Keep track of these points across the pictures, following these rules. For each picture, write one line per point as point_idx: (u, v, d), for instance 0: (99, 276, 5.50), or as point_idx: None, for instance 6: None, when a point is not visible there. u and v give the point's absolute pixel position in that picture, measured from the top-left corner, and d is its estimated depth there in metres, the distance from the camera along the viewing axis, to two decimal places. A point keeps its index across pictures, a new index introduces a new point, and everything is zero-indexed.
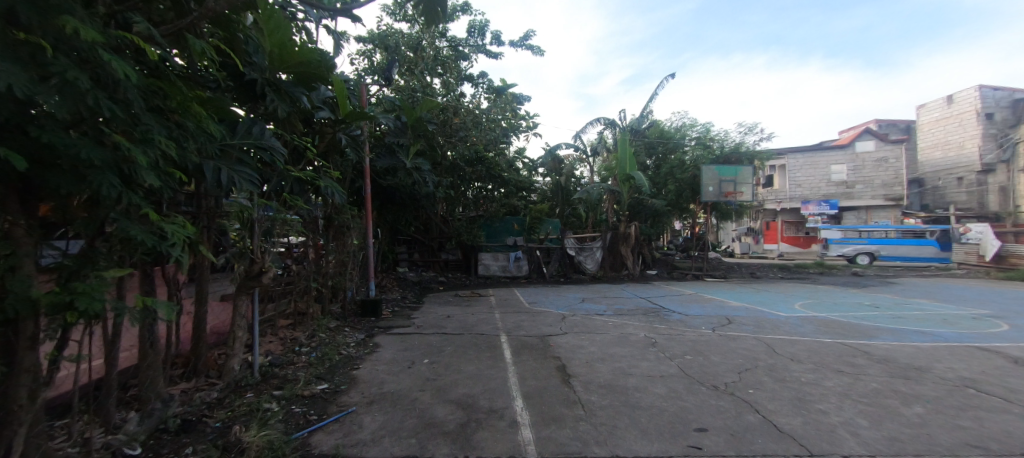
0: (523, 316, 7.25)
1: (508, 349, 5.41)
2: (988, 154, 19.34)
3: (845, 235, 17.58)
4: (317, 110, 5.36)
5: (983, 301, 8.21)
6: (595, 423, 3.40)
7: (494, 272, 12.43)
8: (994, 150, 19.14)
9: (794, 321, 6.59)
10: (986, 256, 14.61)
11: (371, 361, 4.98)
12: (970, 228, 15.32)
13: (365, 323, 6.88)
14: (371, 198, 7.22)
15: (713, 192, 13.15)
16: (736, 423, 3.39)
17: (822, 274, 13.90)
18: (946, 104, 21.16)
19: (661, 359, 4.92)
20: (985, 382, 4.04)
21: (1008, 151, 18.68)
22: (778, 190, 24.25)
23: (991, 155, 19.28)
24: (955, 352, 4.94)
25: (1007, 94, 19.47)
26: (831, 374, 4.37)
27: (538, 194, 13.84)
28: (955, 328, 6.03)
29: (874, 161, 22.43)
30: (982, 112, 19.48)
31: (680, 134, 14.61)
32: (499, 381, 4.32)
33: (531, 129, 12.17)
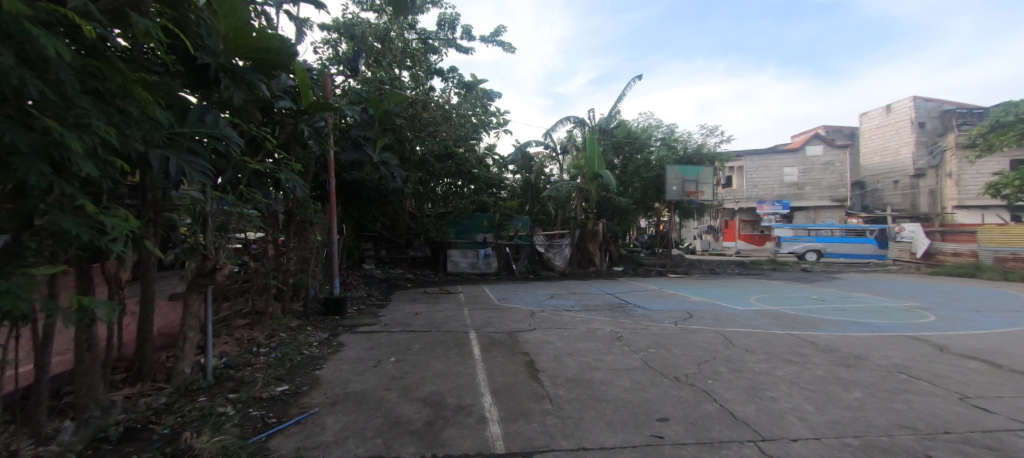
0: (491, 312, 7.25)
1: (477, 345, 5.39)
2: (918, 160, 21.24)
3: (796, 234, 18.78)
4: (277, 100, 5.11)
5: (913, 294, 8.98)
6: (562, 417, 3.45)
7: (463, 269, 12.31)
8: (925, 157, 20.98)
9: (749, 315, 6.96)
10: (917, 254, 15.77)
11: (335, 361, 4.82)
12: (904, 228, 16.52)
13: (328, 321, 6.63)
14: (335, 193, 6.97)
15: (676, 192, 13.65)
16: (695, 412, 3.54)
17: (775, 270, 14.74)
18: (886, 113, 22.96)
19: (626, 352, 5.06)
20: (914, 368, 4.42)
21: (937, 158, 20.53)
22: (737, 190, 25.50)
23: (922, 161, 21.12)
24: (890, 341, 5.38)
25: (936, 106, 21.35)
26: (782, 363, 4.64)
27: (508, 191, 13.86)
28: (890, 319, 6.56)
29: (822, 165, 23.94)
30: (916, 122, 21.30)
31: (646, 134, 15.01)
32: (467, 378, 4.30)
33: (501, 125, 12.11)
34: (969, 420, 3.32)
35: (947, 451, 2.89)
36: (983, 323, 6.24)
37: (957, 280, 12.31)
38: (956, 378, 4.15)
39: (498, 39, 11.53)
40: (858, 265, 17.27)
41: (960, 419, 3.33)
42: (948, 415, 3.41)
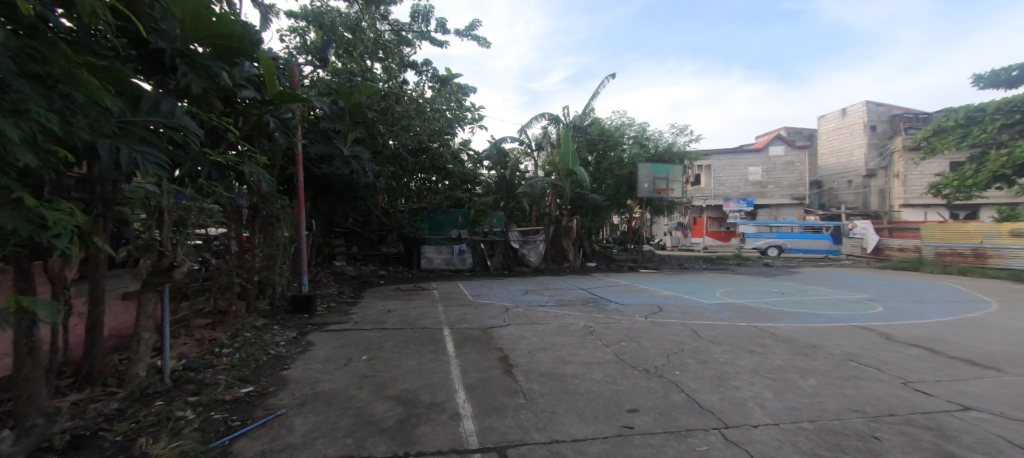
0: (465, 308, 7.22)
1: (451, 342, 5.35)
2: (869, 161, 22.57)
3: (759, 230, 19.68)
4: (240, 89, 4.86)
5: (862, 287, 9.62)
6: (535, 411, 3.48)
7: (437, 265, 12.19)
8: (876, 158, 22.41)
9: (715, 308, 7.24)
10: (868, 249, 16.73)
11: (303, 361, 4.67)
12: (857, 225, 17.54)
13: (296, 320, 6.41)
14: (303, 187, 6.72)
15: (647, 189, 13.99)
16: (664, 403, 3.65)
17: (739, 265, 15.38)
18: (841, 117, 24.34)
19: (598, 346, 5.15)
20: (864, 356, 4.73)
21: (886, 159, 21.96)
22: (705, 188, 26.39)
23: (873, 162, 22.54)
24: (842, 331, 5.73)
25: (886, 110, 22.74)
26: (744, 354, 4.86)
27: (483, 187, 13.87)
28: (843, 310, 6.99)
29: (783, 165, 25.12)
30: (868, 125, 22.68)
31: (619, 133, 15.30)
32: (441, 375, 4.26)
33: (476, 121, 12.05)
34: (910, 402, 3.59)
35: (891, 432, 3.11)
36: (924, 312, 6.75)
37: (902, 273, 13.24)
38: (900, 364, 4.46)
39: (473, 33, 11.40)
40: (815, 259, 18.27)
41: (903, 402, 3.59)
42: (893, 399, 3.67)
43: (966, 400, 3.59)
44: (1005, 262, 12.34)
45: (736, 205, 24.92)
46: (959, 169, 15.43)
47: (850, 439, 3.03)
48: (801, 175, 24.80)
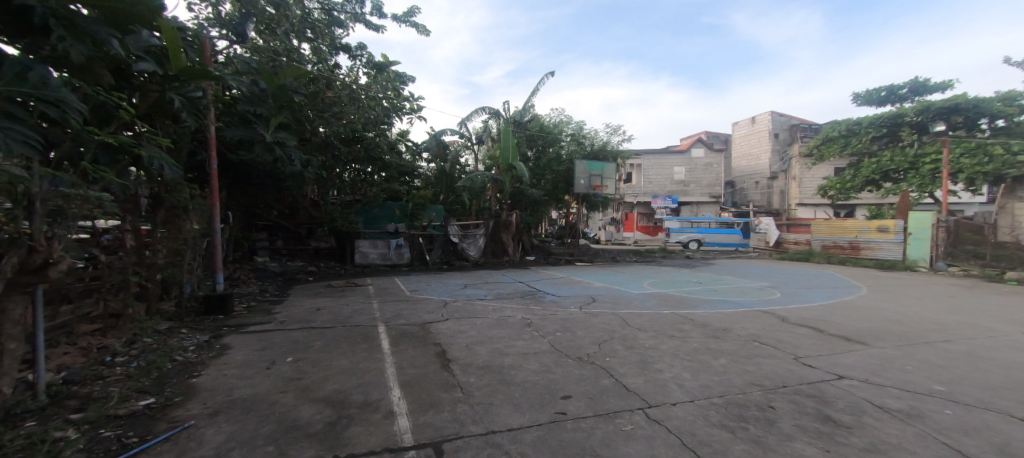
0: (402, 304, 7.03)
1: (386, 339, 5.17)
2: (772, 165, 25.65)
3: (682, 225, 21.68)
4: (135, 61, 4.20)
5: (764, 276, 10.94)
6: (472, 403, 3.49)
7: (373, 260, 11.66)
8: (778, 162, 25.49)
9: (642, 297, 7.79)
10: (770, 242, 18.99)
11: (217, 366, 4.23)
12: (762, 222, 19.78)
13: (208, 322, 5.77)
14: (217, 175, 6.06)
15: (583, 185, 14.55)
16: (594, 388, 3.85)
17: (664, 257, 16.62)
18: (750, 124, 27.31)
19: (535, 337, 5.29)
20: (765, 336, 5.36)
21: (786, 163, 25.07)
22: (636, 186, 28.15)
23: (776, 165, 25.60)
24: (748, 315, 6.45)
25: (785, 121, 25.91)
26: (666, 339, 5.28)
27: (421, 180, 13.75)
28: (749, 297, 7.87)
29: (703, 166, 27.57)
30: (772, 133, 25.70)
31: (558, 130, 15.72)
32: (376, 373, 4.11)
33: (415, 112, 11.70)
34: (798, 375, 4.15)
35: (783, 402, 3.58)
36: (810, 297, 7.84)
37: (796, 264, 15.18)
38: (792, 342, 5.13)
39: (411, 19, 10.96)
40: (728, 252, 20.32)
41: (793, 375, 4.15)
42: (785, 372, 4.22)
43: (841, 370, 4.23)
44: (874, 254, 14.60)
45: (662, 202, 26.88)
46: (842, 174, 17.88)
47: (751, 410, 3.43)
48: (718, 175, 27.36)
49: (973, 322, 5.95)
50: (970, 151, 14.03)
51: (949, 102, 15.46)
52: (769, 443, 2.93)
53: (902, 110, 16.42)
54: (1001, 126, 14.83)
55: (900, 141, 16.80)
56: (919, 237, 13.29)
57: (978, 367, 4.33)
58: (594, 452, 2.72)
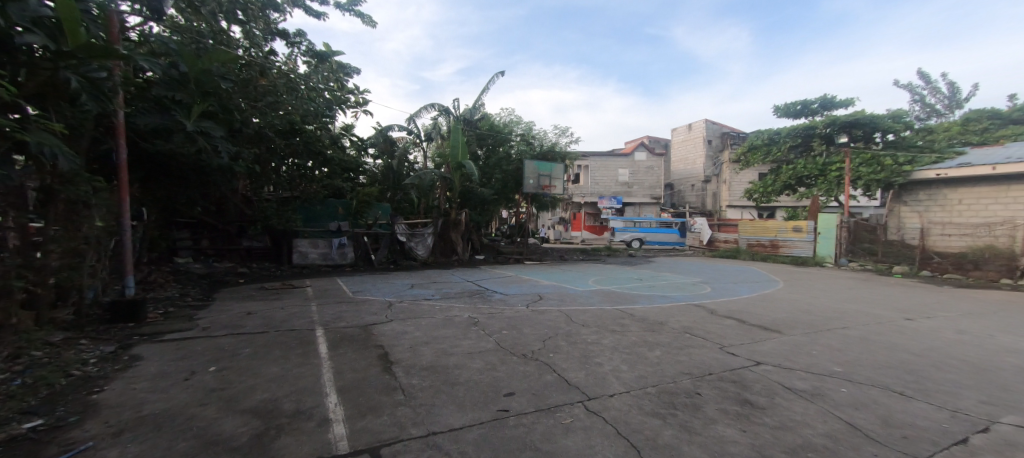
0: (344, 306, 6.73)
1: (324, 343, 4.92)
2: (707, 169, 27.66)
3: (626, 225, 22.76)
4: (19, 32, 3.62)
5: (697, 272, 11.78)
6: (414, 405, 3.41)
7: (313, 260, 11.02)
8: (711, 167, 27.55)
9: (586, 294, 8.08)
10: (703, 241, 20.52)
11: (123, 380, 3.77)
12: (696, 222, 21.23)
13: (115, 331, 5.14)
14: (126, 167, 5.42)
15: (532, 185, 14.79)
16: (537, 383, 3.92)
17: (609, 256, 17.32)
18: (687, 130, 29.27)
19: (481, 336, 5.29)
20: (695, 328, 5.76)
21: (718, 168, 27.16)
22: (583, 186, 29.08)
23: (710, 170, 27.64)
24: (681, 309, 6.90)
25: (719, 129, 28.06)
26: (607, 333, 5.50)
27: (367, 176, 13.34)
28: (684, 292, 8.42)
29: (645, 168, 29.11)
30: (706, 139, 27.76)
31: (508, 129, 15.85)
32: (311, 379, 3.90)
33: (360, 105, 11.25)
34: (723, 362, 4.51)
35: (709, 388, 3.87)
36: (736, 291, 8.55)
37: (726, 261, 16.48)
38: (718, 332, 5.57)
39: (357, 9, 10.42)
40: (667, 249, 21.61)
41: (718, 362, 4.50)
42: (712, 360, 4.56)
43: (759, 357, 4.66)
44: (790, 251, 16.19)
45: (608, 202, 28.01)
46: (764, 179, 19.69)
47: (680, 398, 3.67)
48: (660, 177, 29.01)
49: (865, 310, 6.82)
50: (866, 162, 15.98)
51: (851, 117, 17.52)
52: (695, 427, 3.15)
53: (814, 123, 18.44)
54: (891, 140, 16.84)
55: (811, 151, 18.82)
56: (826, 237, 14.99)
57: (867, 348, 4.98)
58: (535, 446, 2.78)
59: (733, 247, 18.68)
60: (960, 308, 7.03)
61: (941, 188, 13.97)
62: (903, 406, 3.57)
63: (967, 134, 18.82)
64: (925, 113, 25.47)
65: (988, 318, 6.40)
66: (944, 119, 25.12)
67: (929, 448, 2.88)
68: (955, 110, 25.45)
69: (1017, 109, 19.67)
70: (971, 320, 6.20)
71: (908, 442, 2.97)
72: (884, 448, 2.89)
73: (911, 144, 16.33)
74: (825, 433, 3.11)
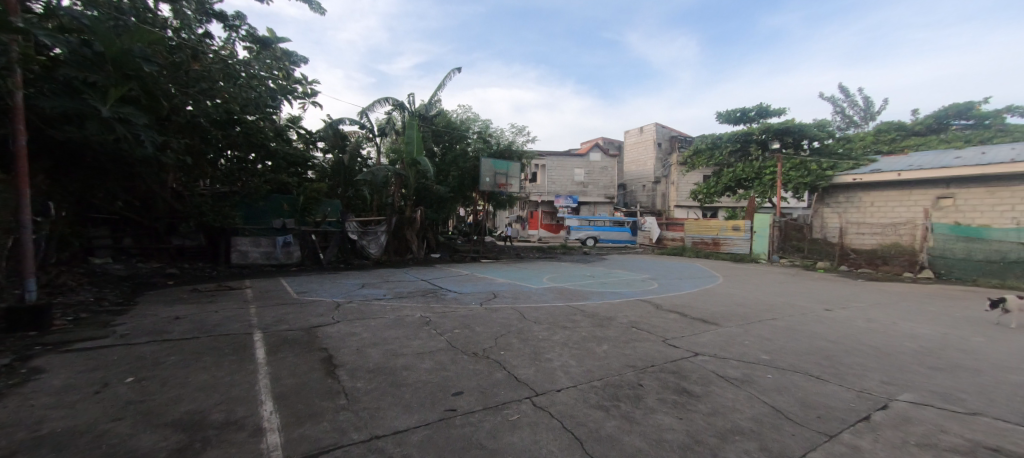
0: (287, 308, 6.38)
1: (262, 347, 4.64)
2: (658, 171, 28.99)
3: (580, 224, 23.34)
4: None
5: (644, 268, 12.35)
6: (357, 410, 3.29)
7: (254, 260, 10.39)
8: (661, 169, 28.93)
9: (540, 291, 8.20)
10: (652, 239, 21.47)
11: (18, 396, 3.33)
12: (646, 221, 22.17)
13: (12, 341, 4.53)
14: (26, 155, 4.83)
15: (489, 183, 14.79)
16: (486, 381, 3.93)
17: (564, 254, 17.70)
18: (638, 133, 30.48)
19: (432, 336, 5.21)
20: (641, 323, 6.02)
21: (667, 169, 28.53)
22: (540, 185, 29.45)
23: (660, 171, 28.98)
24: (629, 304, 7.19)
25: (668, 132, 29.52)
26: (558, 330, 5.61)
27: (316, 171, 12.80)
28: (633, 288, 8.77)
29: (600, 169, 30.00)
30: (656, 142, 29.08)
31: (465, 126, 15.79)
32: (245, 387, 3.65)
33: (308, 97, 10.71)
34: (665, 354, 4.74)
35: (651, 379, 4.06)
36: (680, 286, 9.04)
37: (672, 258, 17.35)
38: (663, 326, 5.85)
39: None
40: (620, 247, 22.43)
41: (660, 354, 4.74)
42: (655, 353, 4.79)
43: (697, 348, 4.95)
44: (730, 248, 17.31)
45: (565, 201, 28.56)
46: (707, 181, 20.96)
47: (624, 390, 3.82)
48: (614, 178, 30.00)
49: (791, 302, 7.46)
50: (796, 167, 17.31)
51: (782, 125, 18.99)
52: (636, 417, 3.28)
53: (751, 129, 19.73)
54: (817, 147, 18.65)
55: (749, 155, 20.22)
56: (761, 235, 16.20)
57: (792, 337, 5.43)
58: (480, 445, 2.78)
59: (680, 245, 19.69)
60: (868, 299, 7.88)
61: (857, 191, 15.49)
62: (819, 389, 3.93)
63: (879, 144, 21.10)
64: (844, 123, 28.19)
65: (891, 307, 7.21)
66: (860, 129, 27.95)
67: (839, 426, 3.19)
68: (869, 122, 28.34)
69: (919, 122, 22.26)
70: (877, 310, 6.96)
71: (821, 421, 3.28)
72: (801, 428, 3.16)
73: (833, 152, 18.03)
74: (751, 417, 3.35)
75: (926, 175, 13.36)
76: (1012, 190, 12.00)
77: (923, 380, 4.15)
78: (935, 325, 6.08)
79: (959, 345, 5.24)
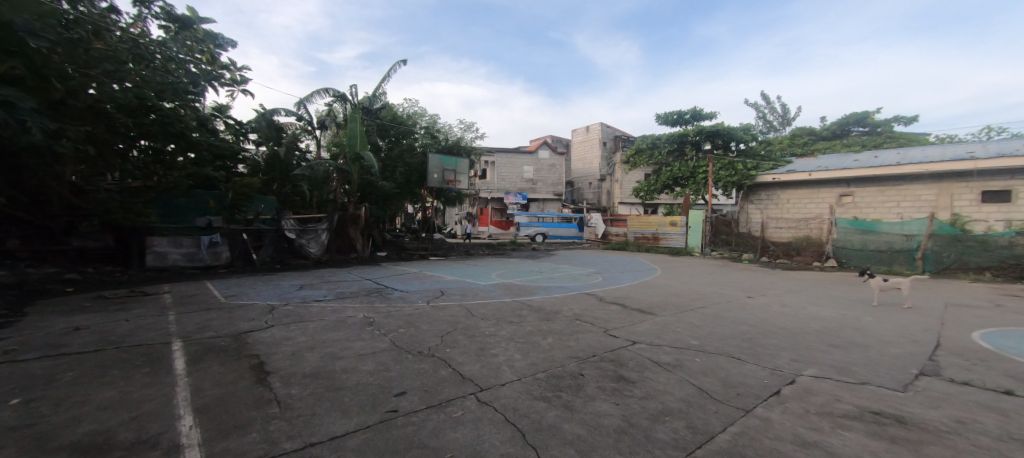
0: (213, 313, 5.88)
1: (183, 357, 4.26)
2: (603, 169, 30.19)
3: (530, 220, 23.68)
4: None
5: (589, 263, 12.85)
6: (290, 417, 3.12)
7: (174, 262, 9.45)
8: (607, 167, 30.14)
9: (488, 287, 8.27)
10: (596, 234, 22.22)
11: None
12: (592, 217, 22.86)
13: None
14: None
15: (437, 179, 14.63)
16: (431, 380, 3.89)
17: (514, 250, 17.92)
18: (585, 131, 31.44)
19: (376, 336, 5.08)
20: (585, 315, 6.27)
21: (611, 168, 29.77)
22: (490, 182, 29.47)
23: (605, 169, 30.19)
24: (573, 297, 7.45)
25: (612, 132, 30.87)
26: (505, 325, 5.69)
27: (248, 166, 12.07)
28: (578, 282, 9.09)
29: (548, 166, 30.63)
30: (601, 141, 30.23)
31: (412, 121, 15.45)
32: (159, 402, 3.32)
33: (236, 84, 9.89)
34: (605, 344, 4.98)
35: (592, 368, 4.25)
36: (622, 279, 9.54)
37: (617, 253, 18.16)
38: (604, 318, 6.13)
39: None
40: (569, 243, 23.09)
41: (601, 345, 4.97)
42: (597, 343, 5.01)
43: (635, 337, 5.25)
44: (668, 243, 18.40)
45: (515, 198, 28.86)
46: (648, 179, 22.13)
47: (566, 380, 3.96)
48: (562, 175, 30.81)
49: (719, 291, 8.14)
50: (725, 167, 18.61)
51: (713, 128, 20.49)
52: (576, 406, 3.43)
53: (686, 131, 21.11)
54: (743, 148, 20.39)
55: (684, 155, 21.61)
56: (695, 230, 17.40)
57: (718, 323, 5.94)
58: (422, 443, 2.76)
59: (623, 240, 20.67)
60: (783, 286, 8.80)
61: (776, 190, 17.13)
62: (739, 368, 4.34)
63: (794, 147, 23.57)
64: (766, 128, 31.06)
65: (800, 293, 8.12)
66: (778, 133, 30.95)
67: (754, 401, 3.55)
68: (785, 127, 31.46)
69: (826, 128, 25.12)
70: (789, 296, 7.80)
71: (739, 398, 3.63)
72: (723, 405, 3.47)
73: (756, 154, 19.84)
74: (680, 398, 3.62)
75: (832, 175, 15.09)
76: (897, 189, 13.97)
77: (824, 356, 4.71)
78: (832, 307, 6.96)
79: (852, 323, 6.05)
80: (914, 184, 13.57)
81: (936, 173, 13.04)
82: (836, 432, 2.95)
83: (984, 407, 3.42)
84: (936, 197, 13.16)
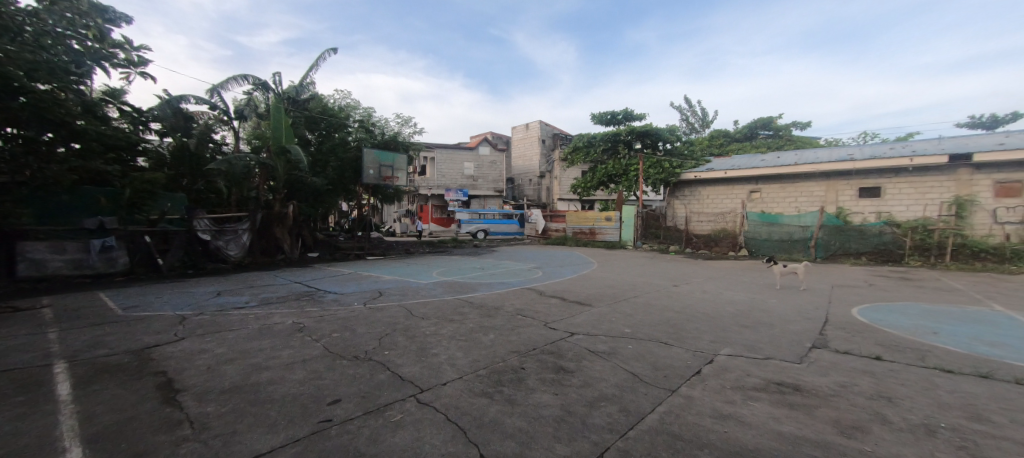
0: (107, 328, 5.14)
1: (68, 381, 3.68)
2: (542, 166, 30.90)
3: (470, 217, 23.52)
4: None
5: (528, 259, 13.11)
6: (209, 437, 2.86)
7: (55, 270, 8.10)
8: (546, 164, 30.87)
9: (429, 286, 8.11)
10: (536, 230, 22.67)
11: None
12: (531, 213, 23.27)
13: None
14: None
15: (373, 175, 13.93)
16: (369, 385, 3.76)
17: (456, 247, 17.76)
18: (524, 129, 31.92)
19: (306, 343, 4.78)
20: (525, 310, 6.41)
21: (551, 165, 30.54)
22: (429, 178, 28.78)
23: (544, 166, 30.91)
24: (514, 293, 7.59)
25: (551, 130, 31.69)
26: (446, 324, 5.65)
27: (150, 159, 10.79)
28: (519, 278, 9.24)
29: (489, 162, 30.66)
30: (540, 138, 30.89)
31: (344, 113, 14.63)
32: (37, 435, 2.84)
33: (132, 64, 8.63)
34: (545, 337, 5.15)
35: (532, 362, 4.38)
36: (561, 273, 9.86)
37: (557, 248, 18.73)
38: (544, 311, 6.32)
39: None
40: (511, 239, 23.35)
41: (541, 338, 5.12)
42: (537, 337, 5.16)
43: (573, 328, 5.49)
44: (604, 237, 19.32)
45: (456, 194, 28.46)
46: (585, 176, 23.08)
47: (507, 375, 4.04)
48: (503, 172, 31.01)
49: (647, 281, 8.75)
50: (653, 165, 19.88)
51: (643, 128, 21.87)
52: (517, 399, 3.52)
53: (619, 131, 22.30)
54: (669, 148, 21.98)
55: (618, 154, 22.79)
56: (627, 224, 18.52)
57: (647, 311, 6.40)
58: (360, 452, 2.67)
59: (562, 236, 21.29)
60: (701, 275, 9.68)
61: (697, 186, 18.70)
62: (666, 352, 4.72)
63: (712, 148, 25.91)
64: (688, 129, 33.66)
65: (717, 280, 9.00)
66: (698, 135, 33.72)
67: (678, 381, 3.90)
68: (705, 129, 34.29)
69: (738, 131, 27.91)
70: (708, 283, 8.60)
71: (665, 379, 3.96)
72: (652, 387, 3.77)
73: (680, 153, 21.50)
74: (614, 384, 3.87)
75: (743, 174, 16.83)
76: (795, 186, 15.95)
77: (737, 337, 5.28)
78: (743, 292, 7.82)
79: (759, 306, 6.84)
80: (808, 181, 15.58)
81: (826, 172, 15.11)
82: (746, 404, 3.34)
83: (860, 371, 4.07)
84: (825, 193, 15.26)
